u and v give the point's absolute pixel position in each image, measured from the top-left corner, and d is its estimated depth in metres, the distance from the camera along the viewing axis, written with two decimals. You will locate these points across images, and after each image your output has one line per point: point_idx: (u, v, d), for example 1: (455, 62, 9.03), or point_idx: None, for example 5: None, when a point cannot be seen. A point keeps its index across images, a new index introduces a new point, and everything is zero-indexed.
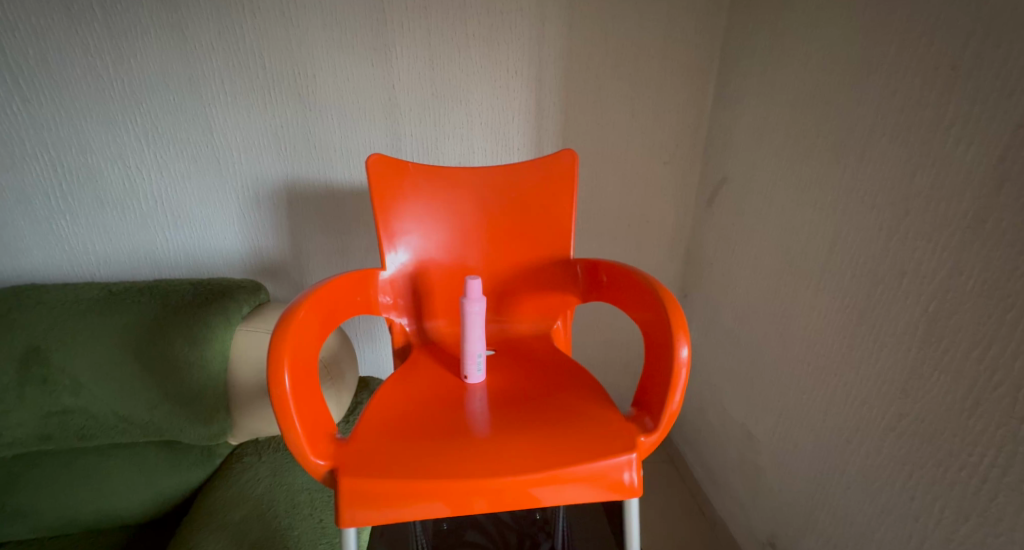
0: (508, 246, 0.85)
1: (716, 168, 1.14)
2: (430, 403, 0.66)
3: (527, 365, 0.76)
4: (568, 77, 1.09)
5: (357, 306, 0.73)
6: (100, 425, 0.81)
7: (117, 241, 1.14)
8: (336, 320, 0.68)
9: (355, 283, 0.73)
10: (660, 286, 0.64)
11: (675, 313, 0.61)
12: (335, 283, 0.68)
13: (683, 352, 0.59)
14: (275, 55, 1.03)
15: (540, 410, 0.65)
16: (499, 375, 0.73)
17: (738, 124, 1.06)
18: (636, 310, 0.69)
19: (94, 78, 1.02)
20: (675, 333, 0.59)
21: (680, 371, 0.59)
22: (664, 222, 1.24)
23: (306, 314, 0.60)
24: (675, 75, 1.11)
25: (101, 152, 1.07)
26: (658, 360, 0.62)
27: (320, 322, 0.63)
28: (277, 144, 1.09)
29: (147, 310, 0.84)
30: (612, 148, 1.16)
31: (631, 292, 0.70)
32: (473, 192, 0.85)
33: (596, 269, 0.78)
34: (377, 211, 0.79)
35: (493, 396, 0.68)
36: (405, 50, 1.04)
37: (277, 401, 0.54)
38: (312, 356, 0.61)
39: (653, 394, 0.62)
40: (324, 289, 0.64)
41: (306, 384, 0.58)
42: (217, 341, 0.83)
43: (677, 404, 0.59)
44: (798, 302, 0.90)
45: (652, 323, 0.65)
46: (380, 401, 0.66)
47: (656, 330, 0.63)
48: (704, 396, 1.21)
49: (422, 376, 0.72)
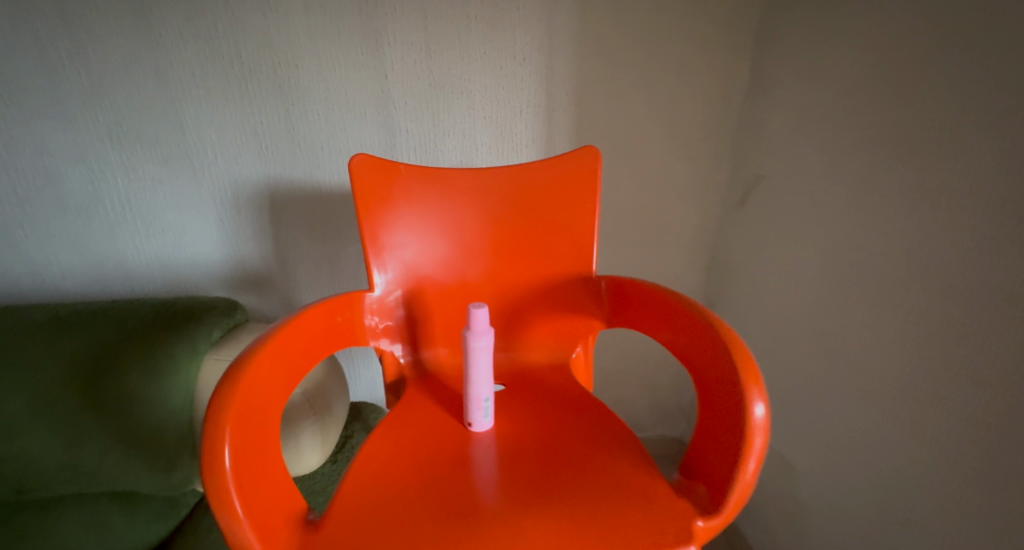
0: (518, 261, 0.73)
1: (749, 164, 1.01)
2: (429, 466, 0.54)
3: (548, 408, 0.63)
4: (582, 62, 0.96)
5: (334, 341, 0.62)
6: (45, 473, 0.72)
7: (83, 252, 1.02)
8: (304, 365, 0.56)
9: (330, 315, 0.61)
10: (719, 320, 0.51)
11: (745, 360, 0.47)
12: (304, 319, 0.57)
13: (761, 411, 0.45)
14: (251, 43, 0.90)
15: (565, 476, 0.52)
16: (512, 422, 0.61)
17: (776, 115, 0.93)
18: (682, 346, 0.56)
19: (47, 71, 0.90)
20: (746, 384, 0.46)
21: (754, 436, 0.45)
22: (688, 224, 1.11)
23: (258, 369, 0.48)
24: (703, 59, 0.98)
25: (61, 154, 0.95)
26: (718, 418, 0.48)
27: (281, 374, 0.52)
28: (257, 142, 0.97)
29: (101, 337, 0.75)
30: (629, 142, 1.03)
31: (676, 324, 0.57)
32: (476, 196, 0.72)
33: (626, 290, 0.66)
34: (363, 220, 0.67)
35: (505, 457, 0.56)
36: (398, 35, 0.92)
37: (217, 490, 0.42)
38: (267, 417, 0.49)
39: (711, 461, 0.48)
40: (285, 335, 0.53)
41: (258, 457, 0.46)
42: (180, 376, 0.74)
43: (751, 479, 0.45)
44: (852, 320, 0.77)
45: (706, 367, 0.51)
46: (367, 466, 0.54)
47: (713, 377, 0.50)
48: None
49: (420, 424, 0.60)
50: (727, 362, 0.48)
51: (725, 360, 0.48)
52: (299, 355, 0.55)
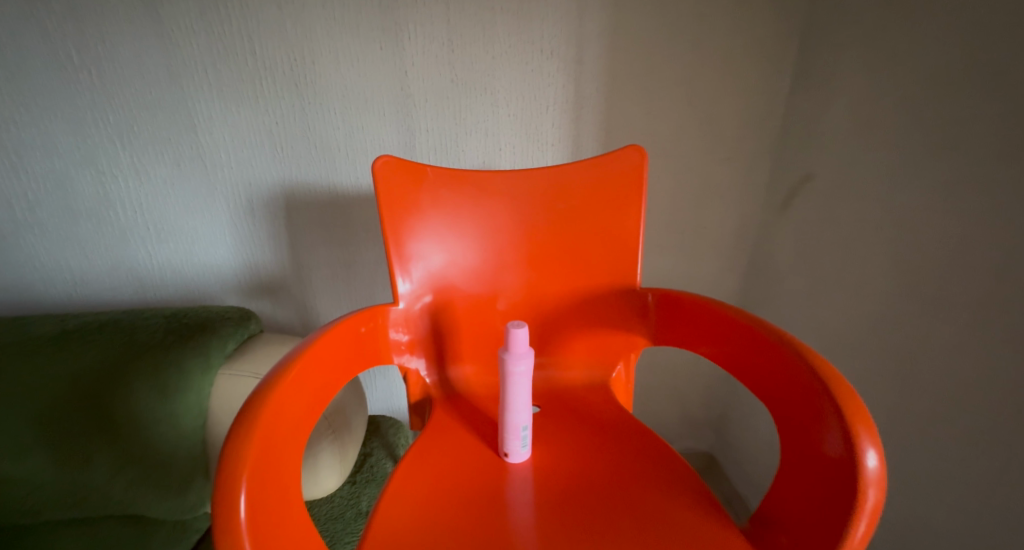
0: (554, 270, 0.68)
1: (794, 163, 0.93)
2: (471, 509, 0.50)
3: (604, 443, 0.58)
4: (614, 56, 0.89)
5: (356, 366, 0.58)
6: (54, 495, 0.69)
7: (94, 257, 0.99)
8: (326, 396, 0.53)
9: (354, 343, 0.58)
10: (813, 355, 0.48)
11: (851, 401, 0.43)
12: (325, 351, 0.53)
13: (874, 462, 0.40)
14: (266, 38, 0.86)
15: (631, 528, 0.48)
16: (561, 456, 0.57)
17: (827, 109, 0.85)
18: (761, 378, 0.52)
19: (55, 69, 0.86)
20: (854, 429, 0.42)
21: (868, 491, 0.40)
22: (724, 228, 1.04)
23: (274, 407, 0.45)
24: (745, 51, 0.90)
25: (70, 156, 0.92)
26: (818, 469, 0.43)
27: (299, 407, 0.48)
28: (272, 143, 0.92)
29: (110, 351, 0.71)
30: (663, 141, 0.96)
31: (754, 355, 0.53)
32: (509, 201, 0.67)
33: (683, 309, 0.61)
34: (387, 227, 0.62)
35: (569, 504, 0.51)
36: (420, 29, 0.86)
37: (228, 548, 0.37)
38: (286, 456, 0.45)
39: (808, 518, 0.43)
40: (304, 370, 0.50)
41: (278, 501, 0.42)
42: (191, 392, 0.69)
43: (862, 542, 0.40)
44: (939, 333, 0.69)
45: (798, 408, 0.47)
46: (415, 512, 0.50)
47: (810, 418, 0.45)
48: (764, 434, 1.01)
49: (470, 461, 0.56)
50: (829, 402, 0.44)
51: (827, 399, 0.44)
52: (319, 391, 0.52)
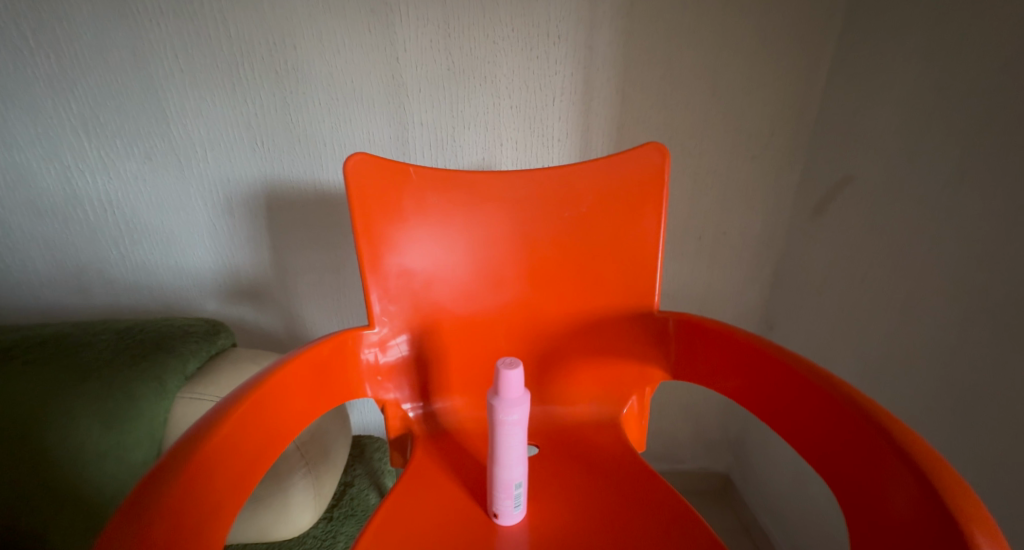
0: (558, 288, 0.59)
1: (831, 162, 0.82)
2: None
3: (619, 502, 0.49)
4: (628, 40, 0.80)
5: (322, 402, 0.50)
6: None
7: (62, 257, 0.91)
8: (280, 442, 0.45)
9: (314, 385, 0.49)
10: (899, 425, 0.39)
11: (960, 491, 0.34)
12: (269, 402, 0.44)
13: None
14: (242, 20, 0.77)
15: None
16: (568, 516, 0.48)
17: (870, 101, 0.75)
18: (826, 444, 0.43)
19: (12, 53, 0.78)
20: (969, 528, 0.33)
21: None
22: (748, 232, 0.94)
23: (184, 490, 0.35)
24: (778, 37, 0.80)
25: (32, 149, 0.84)
26: None
27: (240, 460, 0.40)
28: (251, 136, 0.84)
29: (56, 371, 0.65)
30: (681, 136, 0.86)
31: (815, 419, 0.44)
32: (508, 208, 0.58)
33: (714, 342, 0.53)
34: (363, 237, 0.53)
35: None
36: (413, 10, 0.77)
37: None
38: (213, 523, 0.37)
39: None
40: (238, 430, 0.41)
41: None
42: (143, 422, 0.64)
43: None
44: (997, 365, 0.58)
45: (884, 494, 0.38)
46: None
47: (903, 510, 0.36)
48: (787, 459, 0.91)
49: (459, 530, 0.46)
50: (927, 490, 0.35)
51: (926, 485, 0.35)
52: (259, 451, 0.43)
